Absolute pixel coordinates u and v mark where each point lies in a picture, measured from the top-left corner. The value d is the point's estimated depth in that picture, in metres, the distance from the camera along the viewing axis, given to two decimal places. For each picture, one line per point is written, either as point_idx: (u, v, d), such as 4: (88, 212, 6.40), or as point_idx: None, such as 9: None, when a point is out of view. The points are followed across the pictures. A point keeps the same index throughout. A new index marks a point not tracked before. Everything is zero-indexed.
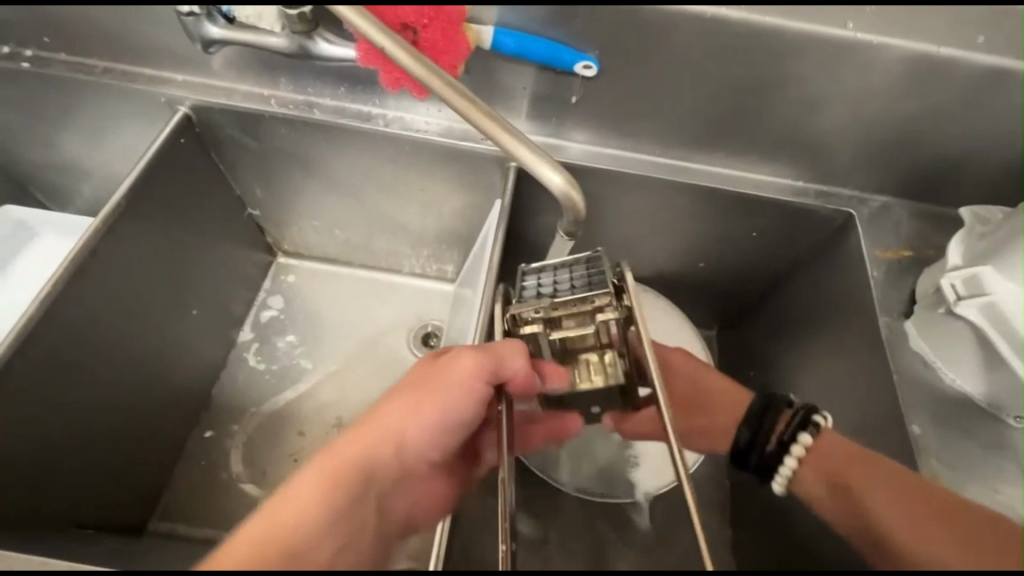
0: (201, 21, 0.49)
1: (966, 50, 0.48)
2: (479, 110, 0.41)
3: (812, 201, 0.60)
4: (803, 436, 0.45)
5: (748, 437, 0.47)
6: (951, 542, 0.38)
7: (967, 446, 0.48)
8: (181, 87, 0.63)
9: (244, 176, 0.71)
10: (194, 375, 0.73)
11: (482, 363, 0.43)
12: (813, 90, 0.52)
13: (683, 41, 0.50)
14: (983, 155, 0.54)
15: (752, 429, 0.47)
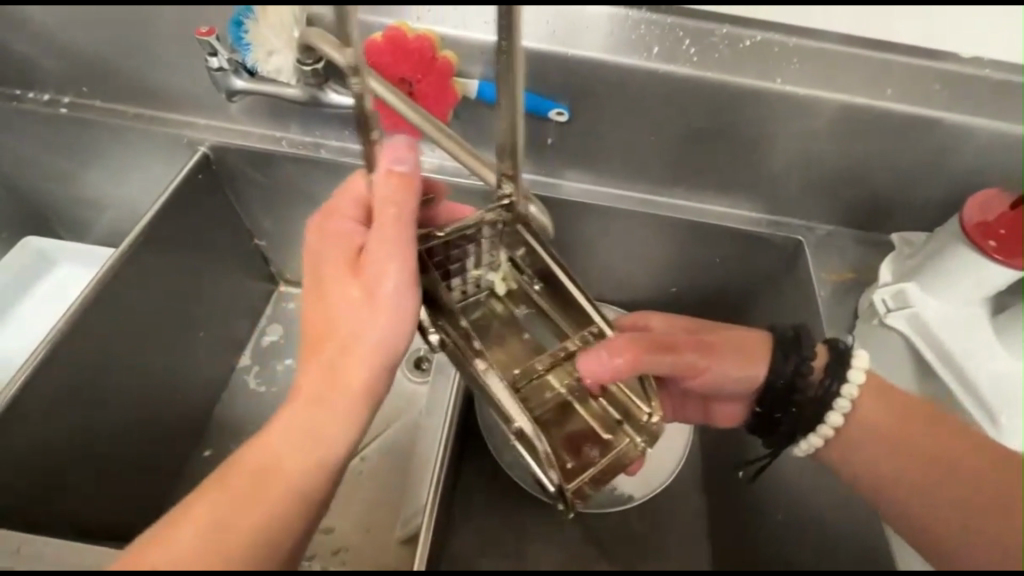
0: (228, 75, 0.57)
1: (881, 100, 0.56)
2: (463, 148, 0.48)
3: (765, 230, 0.66)
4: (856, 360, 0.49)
5: (785, 374, 0.49)
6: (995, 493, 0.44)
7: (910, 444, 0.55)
8: (202, 130, 0.70)
9: (253, 210, 0.77)
10: (198, 395, 0.77)
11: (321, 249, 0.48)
12: (757, 131, 0.60)
13: (641, 90, 0.58)
14: (911, 190, 0.62)
15: (786, 367, 0.49)
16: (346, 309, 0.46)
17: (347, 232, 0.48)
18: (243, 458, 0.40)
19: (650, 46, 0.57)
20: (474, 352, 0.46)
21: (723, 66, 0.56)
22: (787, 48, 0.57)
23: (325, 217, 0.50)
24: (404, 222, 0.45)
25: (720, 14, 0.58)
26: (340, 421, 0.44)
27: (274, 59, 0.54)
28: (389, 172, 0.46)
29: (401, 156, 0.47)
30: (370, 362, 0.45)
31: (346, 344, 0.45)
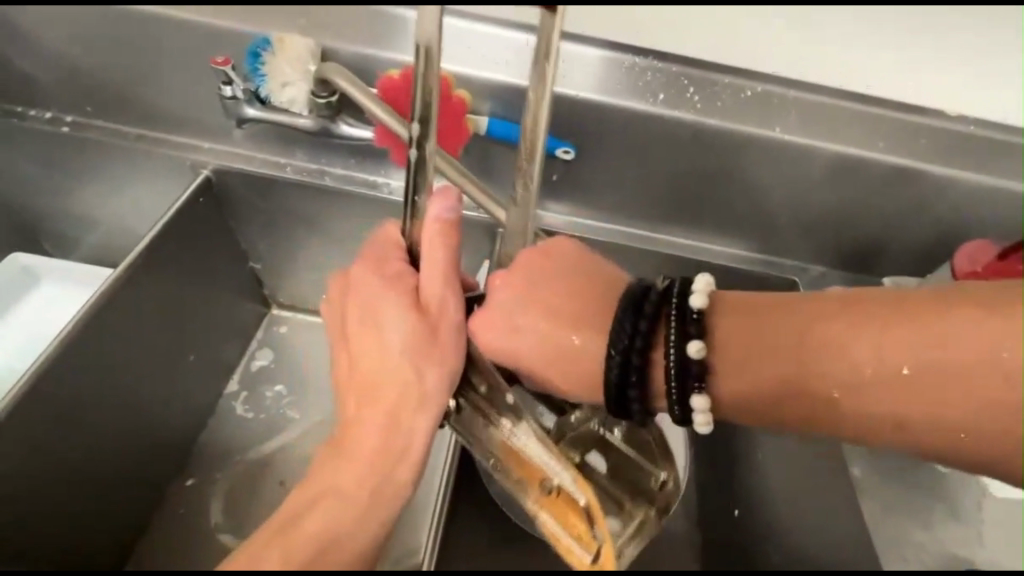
0: (241, 104, 0.58)
1: (874, 151, 0.58)
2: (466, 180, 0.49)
3: (764, 270, 0.67)
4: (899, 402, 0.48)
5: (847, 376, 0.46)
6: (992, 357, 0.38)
7: (899, 486, 0.60)
8: (206, 153, 0.70)
9: (251, 233, 0.77)
10: (184, 421, 0.75)
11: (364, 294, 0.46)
12: (755, 178, 0.62)
13: (647, 133, 0.60)
14: (903, 236, 0.64)
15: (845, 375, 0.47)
16: (403, 351, 0.44)
17: (396, 275, 0.46)
18: (312, 512, 0.41)
19: (656, 92, 0.59)
20: (499, 413, 0.45)
21: (726, 115, 0.59)
22: (785, 100, 0.60)
23: (372, 261, 0.47)
24: (443, 250, 0.44)
25: (722, 65, 0.60)
26: (399, 468, 0.43)
27: (288, 90, 0.55)
28: (437, 222, 0.44)
29: (450, 206, 0.44)
30: (427, 407, 0.44)
31: (402, 390, 0.44)
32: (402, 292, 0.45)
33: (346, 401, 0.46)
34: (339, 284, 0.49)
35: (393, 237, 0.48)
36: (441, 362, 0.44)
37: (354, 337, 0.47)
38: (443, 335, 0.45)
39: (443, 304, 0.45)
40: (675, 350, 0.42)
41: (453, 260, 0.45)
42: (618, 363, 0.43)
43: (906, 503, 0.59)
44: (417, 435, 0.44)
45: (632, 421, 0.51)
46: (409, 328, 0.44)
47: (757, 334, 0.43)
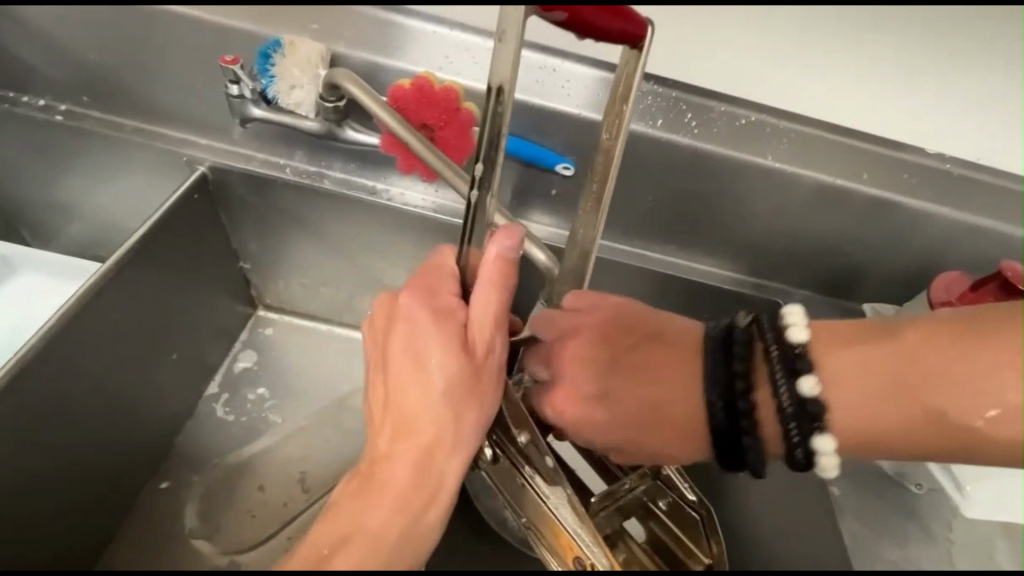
0: (246, 103, 0.58)
1: (858, 183, 0.61)
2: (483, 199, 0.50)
3: (749, 291, 0.70)
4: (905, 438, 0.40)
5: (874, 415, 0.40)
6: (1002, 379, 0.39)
7: (877, 507, 0.62)
8: (204, 150, 0.69)
9: (243, 233, 0.77)
10: (164, 421, 0.74)
11: (410, 324, 0.48)
12: (745, 204, 0.64)
13: (646, 155, 0.62)
14: (882, 266, 0.67)
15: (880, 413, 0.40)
16: (444, 391, 0.45)
17: (446, 308, 0.47)
18: (343, 549, 0.40)
19: (656, 116, 0.61)
20: (535, 472, 0.46)
21: (722, 142, 0.61)
22: (777, 129, 0.63)
23: (422, 292, 0.48)
24: (493, 287, 0.46)
25: (718, 93, 0.63)
26: (431, 510, 0.44)
27: (296, 92, 0.56)
28: (499, 256, 0.45)
29: (512, 242, 0.45)
30: (462, 452, 0.45)
31: (438, 429, 0.45)
32: (450, 331, 0.46)
33: (381, 433, 0.47)
34: (386, 309, 0.50)
35: (445, 268, 0.50)
36: (480, 406, 0.46)
37: (393, 369, 0.47)
38: (485, 378, 0.46)
39: (489, 349, 0.46)
40: (788, 391, 0.41)
41: (500, 298, 0.46)
42: (723, 411, 0.42)
43: (884, 524, 0.61)
44: (449, 477, 0.45)
45: (676, 494, 0.48)
46: (453, 368, 0.45)
47: (869, 374, 0.40)
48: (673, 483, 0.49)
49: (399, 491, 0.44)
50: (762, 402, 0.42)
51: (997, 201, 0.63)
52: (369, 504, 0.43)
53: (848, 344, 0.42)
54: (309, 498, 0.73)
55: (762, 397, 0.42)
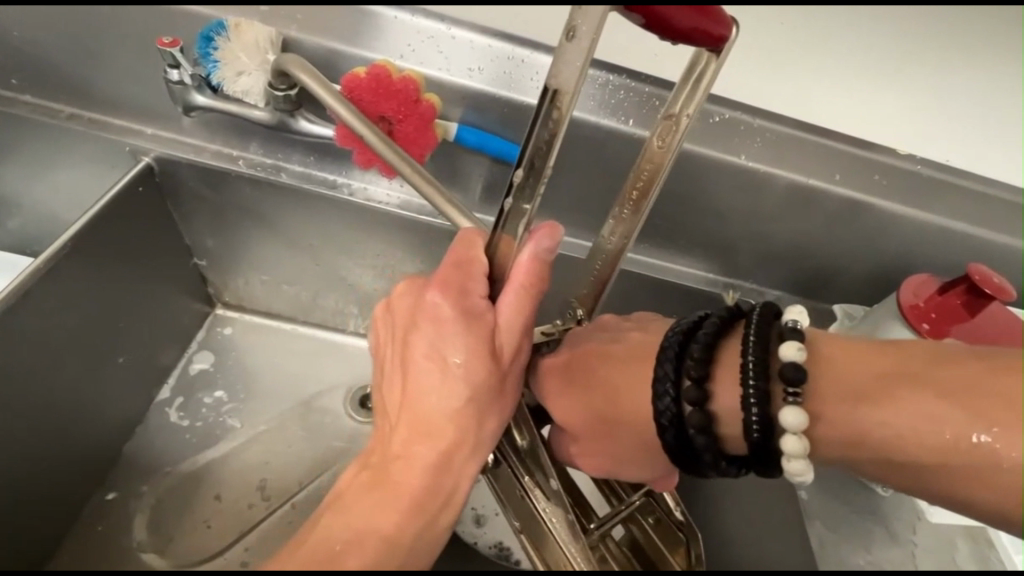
0: (189, 90, 0.54)
1: (831, 184, 0.60)
2: (428, 184, 0.46)
3: (721, 291, 0.69)
4: (791, 426, 0.38)
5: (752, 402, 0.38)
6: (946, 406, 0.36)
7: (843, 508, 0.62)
8: (149, 139, 0.65)
9: (196, 227, 0.72)
10: (109, 429, 0.69)
11: (439, 322, 0.42)
12: (717, 204, 0.63)
13: (619, 155, 0.60)
14: (853, 267, 0.67)
15: (758, 396, 0.38)
16: (467, 397, 0.42)
17: (478, 311, 0.42)
18: (356, 549, 0.37)
19: (628, 112, 0.58)
20: (536, 484, 0.45)
21: (695, 139, 0.59)
22: (752, 128, 0.61)
23: (453, 288, 0.43)
24: (532, 293, 0.42)
25: None
26: (447, 510, 0.42)
27: (243, 79, 0.52)
28: (537, 257, 0.41)
29: (551, 243, 0.42)
30: (481, 454, 0.43)
31: (459, 434, 0.42)
32: (479, 335, 0.42)
33: (394, 430, 0.43)
34: (411, 301, 0.45)
35: (476, 263, 0.44)
36: (500, 411, 0.44)
37: (415, 368, 0.43)
38: (506, 384, 0.44)
39: (517, 351, 0.44)
40: (756, 383, 0.38)
41: (534, 304, 0.43)
42: (672, 405, 0.40)
43: (853, 527, 0.61)
44: (463, 480, 0.43)
45: (663, 511, 0.50)
46: (481, 372, 0.42)
47: (857, 381, 0.38)
48: (662, 500, 0.50)
49: (415, 489, 0.41)
50: (726, 391, 0.40)
51: (965, 204, 0.63)
52: (384, 499, 0.40)
53: (850, 351, 0.39)
54: (268, 507, 0.70)
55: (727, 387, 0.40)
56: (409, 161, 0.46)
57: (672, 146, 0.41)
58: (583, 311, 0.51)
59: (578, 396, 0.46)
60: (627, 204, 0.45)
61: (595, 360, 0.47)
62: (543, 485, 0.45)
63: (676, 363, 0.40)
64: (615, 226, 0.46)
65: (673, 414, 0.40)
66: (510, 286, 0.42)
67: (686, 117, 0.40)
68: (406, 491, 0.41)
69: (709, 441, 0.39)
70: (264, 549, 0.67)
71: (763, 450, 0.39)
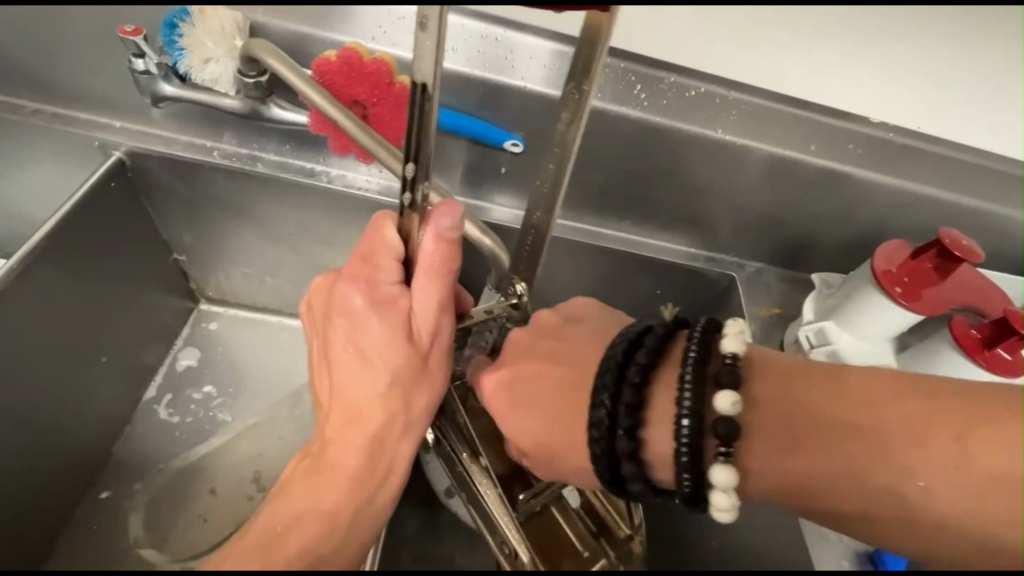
0: (156, 80, 0.53)
1: (805, 154, 0.61)
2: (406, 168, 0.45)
3: (702, 265, 0.70)
4: (718, 465, 0.38)
5: (686, 422, 0.38)
6: (849, 442, 0.36)
7: None
8: (118, 133, 0.63)
9: (173, 222, 0.71)
10: (97, 429, 0.69)
11: (354, 315, 0.44)
12: (695, 178, 0.63)
13: (595, 130, 0.60)
14: (831, 236, 0.68)
15: (692, 419, 0.38)
16: (388, 381, 0.44)
17: (389, 298, 0.44)
18: (295, 532, 0.40)
19: (603, 88, 0.58)
20: (469, 462, 0.49)
21: (672, 114, 0.59)
22: (727, 100, 0.61)
23: (360, 281, 0.45)
24: (442, 275, 0.43)
25: (669, 64, 0.61)
26: (382, 490, 0.44)
27: (211, 66, 0.51)
28: (439, 240, 0.42)
29: (451, 222, 0.42)
30: (410, 435, 0.45)
31: (387, 415, 0.44)
32: (392, 322, 0.44)
33: (327, 419, 0.45)
34: (325, 296, 0.47)
35: (383, 250, 0.44)
36: (428, 389, 0.45)
37: (337, 361, 0.45)
38: (431, 363, 0.45)
39: (434, 335, 0.45)
40: (692, 397, 0.39)
41: (445, 286, 0.44)
42: (608, 416, 0.40)
43: None
44: (400, 457, 0.45)
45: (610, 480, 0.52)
46: (399, 358, 0.44)
47: (822, 401, 0.38)
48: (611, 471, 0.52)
49: (351, 471, 0.43)
50: (660, 414, 0.40)
51: (934, 168, 0.64)
52: (323, 482, 0.43)
53: (781, 375, 0.40)
54: (263, 498, 0.70)
55: (661, 410, 0.40)
56: (383, 144, 0.45)
57: (576, 118, 0.42)
58: (523, 285, 0.51)
59: (521, 414, 0.45)
60: (548, 178, 0.46)
61: (541, 372, 0.46)
62: (473, 460, 0.49)
63: (614, 383, 0.41)
64: (541, 199, 0.47)
65: (607, 424, 0.40)
66: (420, 269, 0.43)
67: (586, 88, 0.40)
68: (340, 474, 0.43)
69: (637, 466, 0.40)
70: None
71: (696, 478, 0.39)
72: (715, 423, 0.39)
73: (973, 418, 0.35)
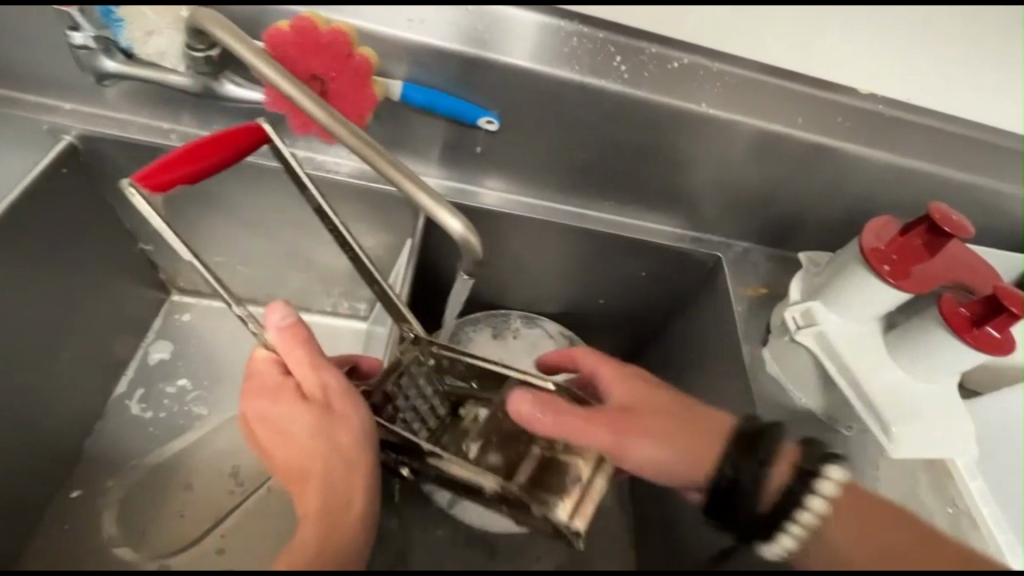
0: (96, 55, 0.49)
1: (792, 128, 0.59)
2: (369, 146, 0.42)
3: (688, 245, 0.68)
4: (829, 483, 0.45)
5: (731, 474, 0.46)
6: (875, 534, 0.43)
7: None
8: (69, 116, 0.60)
9: (136, 210, 0.68)
10: (65, 426, 0.67)
11: (263, 418, 0.48)
12: (678, 155, 0.61)
13: (574, 106, 0.57)
14: (819, 213, 0.66)
15: (736, 466, 0.46)
16: (310, 435, 0.45)
17: (277, 387, 0.48)
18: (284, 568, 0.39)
19: (581, 60, 0.56)
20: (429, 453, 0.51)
21: (654, 87, 0.57)
22: (711, 72, 0.59)
23: (251, 392, 0.48)
24: (299, 343, 0.47)
25: (650, 34, 0.58)
26: (347, 517, 0.43)
27: (155, 40, 0.48)
28: (279, 330, 0.48)
29: (283, 312, 0.48)
30: (345, 466, 0.45)
31: (324, 459, 0.45)
32: (286, 405, 0.47)
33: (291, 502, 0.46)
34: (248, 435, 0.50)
35: (255, 367, 0.49)
36: (348, 418, 0.47)
37: (273, 458, 0.47)
38: (335, 403, 0.47)
39: (323, 386, 0.47)
40: (772, 465, 0.46)
41: (312, 349, 0.48)
42: (732, 475, 0.46)
43: None
44: (357, 476, 0.45)
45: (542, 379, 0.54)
46: (307, 418, 0.46)
47: (855, 529, 0.44)
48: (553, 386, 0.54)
49: (318, 508, 0.43)
50: (783, 467, 0.45)
51: (924, 141, 0.62)
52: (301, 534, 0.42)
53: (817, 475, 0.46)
54: (242, 492, 0.69)
55: (781, 472, 0.45)
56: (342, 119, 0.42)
57: (332, 118, 0.42)
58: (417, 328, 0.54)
59: (636, 440, 0.50)
60: (355, 140, 0.42)
61: (598, 422, 0.50)
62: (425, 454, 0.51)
63: (738, 454, 0.47)
64: (378, 164, 0.42)
65: (735, 479, 0.46)
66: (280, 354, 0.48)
67: (276, 79, 0.41)
68: (310, 521, 0.42)
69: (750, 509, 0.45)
70: (242, 533, 0.66)
71: (751, 518, 0.45)
72: (794, 457, 0.46)
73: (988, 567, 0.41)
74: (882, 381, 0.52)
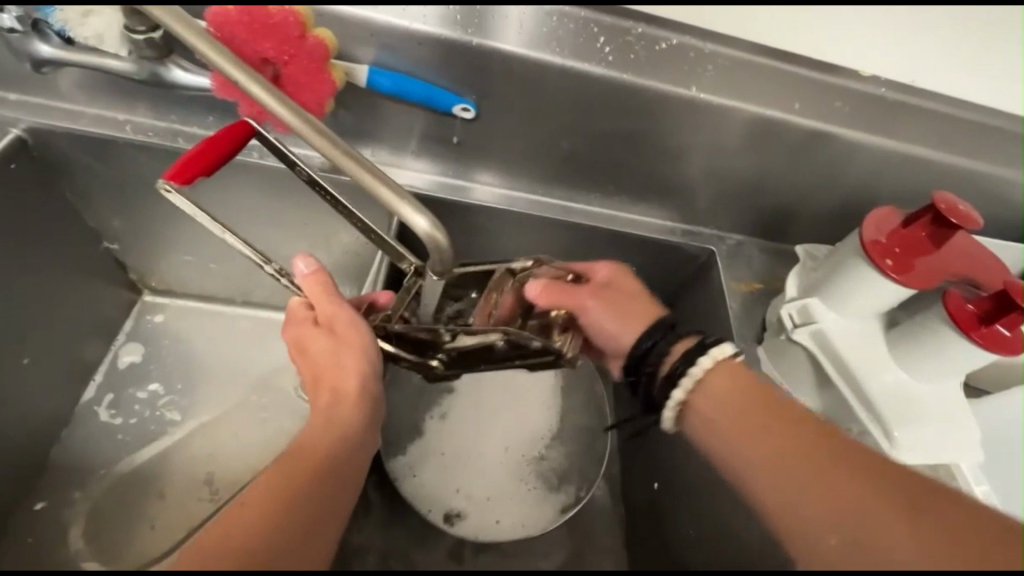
0: (29, 38, 0.46)
1: (789, 113, 0.55)
2: (323, 135, 0.39)
3: (679, 239, 0.65)
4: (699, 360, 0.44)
5: (648, 346, 0.47)
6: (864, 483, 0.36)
7: None
8: (18, 108, 0.57)
9: (98, 207, 0.65)
10: (27, 435, 0.63)
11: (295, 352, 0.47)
12: (668, 142, 0.58)
13: (557, 91, 0.54)
14: (816, 203, 0.63)
15: (652, 340, 0.47)
16: (326, 364, 0.44)
17: (305, 319, 0.47)
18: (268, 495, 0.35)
19: (563, 42, 0.52)
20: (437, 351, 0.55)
21: (641, 71, 0.53)
22: (703, 54, 0.55)
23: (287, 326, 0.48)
24: (323, 282, 0.47)
25: (637, 14, 0.55)
26: (343, 411, 0.42)
27: (93, 21, 0.44)
28: (308, 275, 0.48)
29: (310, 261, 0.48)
30: (356, 367, 0.43)
31: (333, 391, 0.43)
32: (307, 336, 0.46)
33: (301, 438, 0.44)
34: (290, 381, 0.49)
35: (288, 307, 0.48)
36: (356, 350, 0.44)
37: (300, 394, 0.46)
38: (343, 329, 0.45)
39: (338, 316, 0.46)
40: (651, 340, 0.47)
41: (336, 287, 0.48)
42: (644, 353, 0.47)
43: None
44: (357, 415, 0.42)
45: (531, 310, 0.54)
46: (324, 346, 0.45)
47: (733, 414, 0.42)
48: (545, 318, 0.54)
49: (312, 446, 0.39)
50: (679, 347, 0.46)
51: (928, 126, 0.59)
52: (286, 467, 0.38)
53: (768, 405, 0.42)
54: (216, 501, 0.66)
55: (677, 353, 0.46)
56: (291, 105, 0.39)
57: (289, 108, 0.38)
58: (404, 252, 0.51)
59: (597, 316, 0.50)
60: (314, 134, 0.38)
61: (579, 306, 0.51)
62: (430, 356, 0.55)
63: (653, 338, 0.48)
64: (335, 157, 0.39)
65: (644, 359, 0.47)
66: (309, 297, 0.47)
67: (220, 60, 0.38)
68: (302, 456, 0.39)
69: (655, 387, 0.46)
70: None
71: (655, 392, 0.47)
72: (690, 343, 0.46)
73: (907, 473, 0.37)
74: (884, 383, 0.49)
